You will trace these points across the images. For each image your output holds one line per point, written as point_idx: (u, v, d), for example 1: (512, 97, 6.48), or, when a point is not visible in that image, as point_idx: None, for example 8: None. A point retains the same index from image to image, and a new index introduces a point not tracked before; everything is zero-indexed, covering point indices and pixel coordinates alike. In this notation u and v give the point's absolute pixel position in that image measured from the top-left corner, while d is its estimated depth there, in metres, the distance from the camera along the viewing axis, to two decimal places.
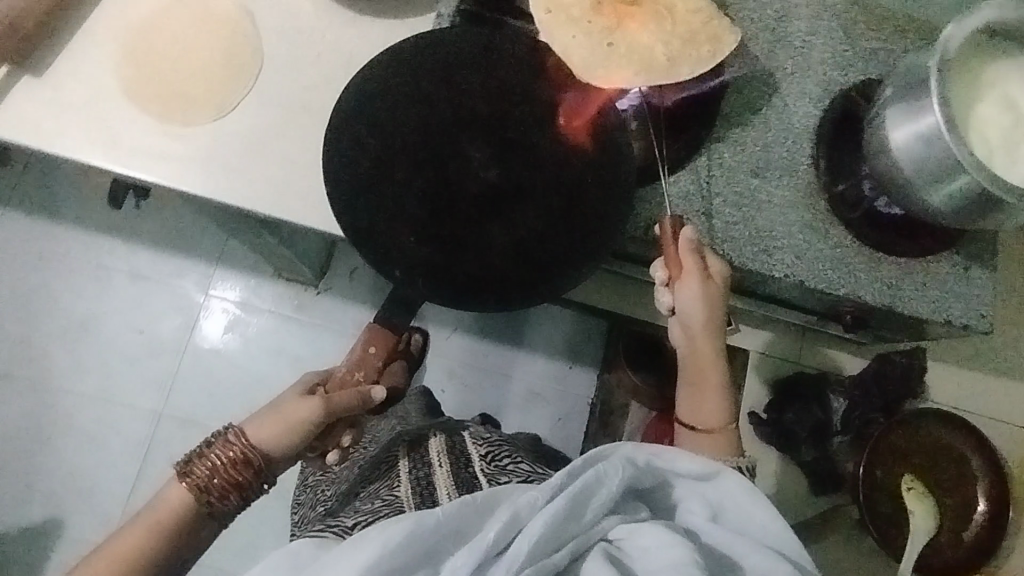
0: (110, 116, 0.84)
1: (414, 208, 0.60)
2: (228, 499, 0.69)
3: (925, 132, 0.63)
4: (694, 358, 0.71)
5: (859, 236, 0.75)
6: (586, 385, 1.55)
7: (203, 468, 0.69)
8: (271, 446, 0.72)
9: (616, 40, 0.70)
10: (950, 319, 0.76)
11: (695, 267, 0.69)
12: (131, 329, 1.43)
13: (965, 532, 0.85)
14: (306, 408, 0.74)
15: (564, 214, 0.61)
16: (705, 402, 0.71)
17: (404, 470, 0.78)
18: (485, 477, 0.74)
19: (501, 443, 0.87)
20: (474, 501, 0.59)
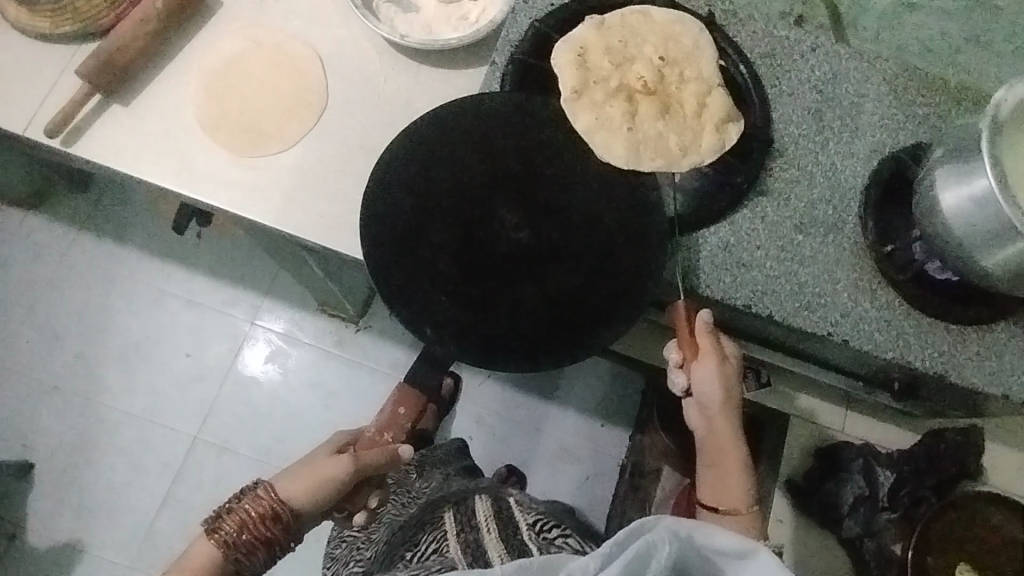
0: (187, 145, 0.90)
1: (446, 266, 0.68)
2: (255, 557, 0.72)
3: (979, 195, 0.62)
4: (712, 439, 0.71)
5: (908, 298, 0.73)
6: (618, 445, 1.51)
7: (231, 521, 0.72)
8: (300, 502, 0.75)
9: (634, 127, 0.74)
10: (1008, 392, 0.72)
11: (711, 347, 0.70)
12: (178, 353, 1.48)
13: None
14: (338, 464, 0.80)
15: (597, 275, 0.68)
16: (729, 483, 0.71)
17: (450, 530, 0.75)
18: (535, 547, 0.71)
19: (545, 514, 0.85)
20: (529, 566, 0.55)
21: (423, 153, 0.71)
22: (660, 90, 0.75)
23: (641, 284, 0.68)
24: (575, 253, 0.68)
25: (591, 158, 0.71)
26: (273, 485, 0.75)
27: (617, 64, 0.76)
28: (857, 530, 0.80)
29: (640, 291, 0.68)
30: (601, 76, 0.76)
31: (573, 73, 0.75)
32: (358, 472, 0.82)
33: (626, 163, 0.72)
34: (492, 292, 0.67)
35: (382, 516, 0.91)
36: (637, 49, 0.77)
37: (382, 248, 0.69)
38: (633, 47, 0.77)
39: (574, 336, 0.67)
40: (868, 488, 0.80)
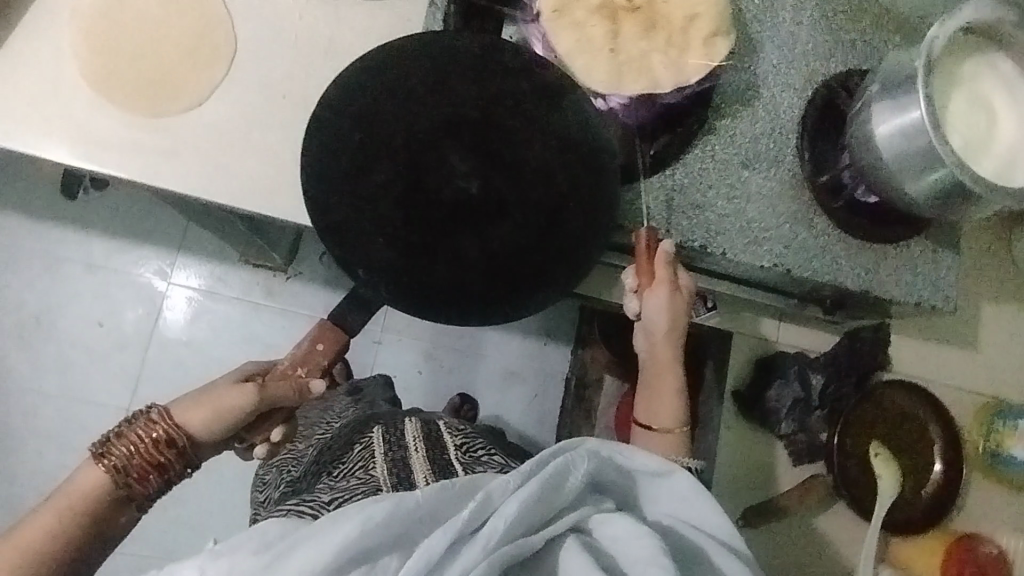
0: (74, 108, 0.78)
1: (406, 232, 0.65)
2: (148, 482, 0.67)
3: (911, 126, 0.67)
4: (654, 360, 0.74)
5: (840, 225, 0.79)
6: (561, 361, 1.58)
7: (121, 446, 0.66)
8: (198, 429, 0.69)
9: (617, 47, 0.71)
10: (919, 300, 0.82)
11: (666, 277, 0.73)
12: (87, 322, 1.36)
13: (923, 489, 0.92)
14: (240, 394, 0.71)
15: (541, 234, 0.67)
16: (660, 404, 0.73)
17: (379, 450, 0.71)
18: (461, 465, 0.70)
19: (476, 437, 0.81)
20: (454, 485, 0.56)
21: (371, 116, 0.66)
22: (645, 6, 0.72)
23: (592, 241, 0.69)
24: (514, 204, 0.65)
25: (551, 113, 0.68)
26: (171, 410, 0.69)
27: None
28: (792, 428, 0.91)
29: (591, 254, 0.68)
30: None
31: None
32: (262, 405, 0.73)
33: (609, 88, 0.70)
34: (431, 244, 0.65)
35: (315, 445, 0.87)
36: None
37: (339, 224, 0.66)
38: None
39: (517, 298, 0.67)
40: (804, 391, 0.90)
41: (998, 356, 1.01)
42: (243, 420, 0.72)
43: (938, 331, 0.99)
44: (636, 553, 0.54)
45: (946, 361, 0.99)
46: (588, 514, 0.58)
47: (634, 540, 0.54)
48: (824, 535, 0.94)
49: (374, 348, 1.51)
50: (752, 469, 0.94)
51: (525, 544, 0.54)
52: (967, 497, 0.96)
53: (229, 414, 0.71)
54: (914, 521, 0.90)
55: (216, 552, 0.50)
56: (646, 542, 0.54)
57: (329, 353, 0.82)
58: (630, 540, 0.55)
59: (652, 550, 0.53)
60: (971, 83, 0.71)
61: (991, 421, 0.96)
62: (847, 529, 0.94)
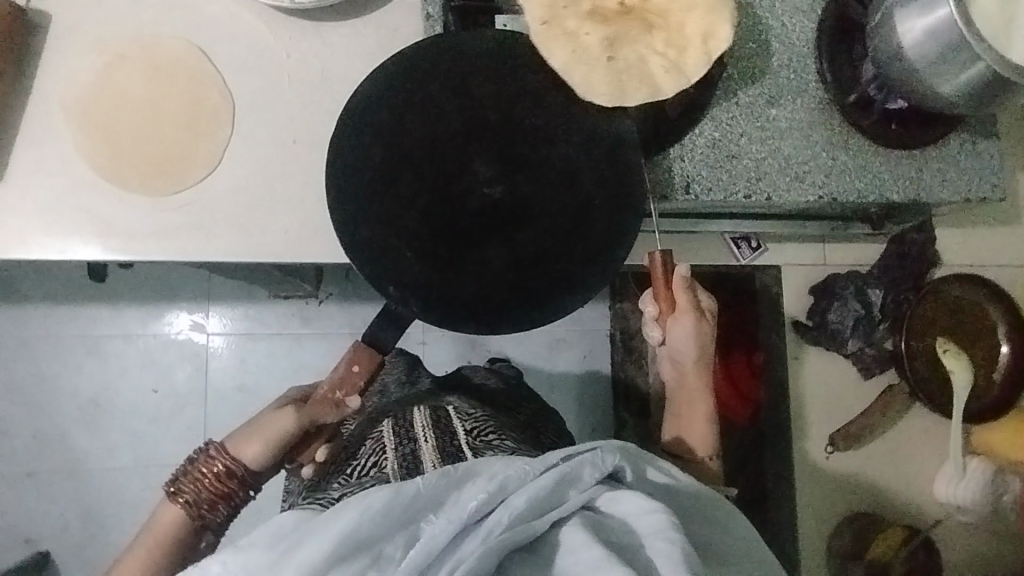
0: (93, 203, 0.77)
1: (449, 252, 0.65)
2: (217, 510, 0.77)
3: (939, 27, 0.65)
4: (683, 390, 0.82)
5: (877, 140, 0.78)
6: (602, 318, 1.58)
7: (190, 481, 0.76)
8: (251, 459, 0.76)
9: (615, 54, 0.65)
10: (969, 195, 0.81)
11: (688, 307, 0.77)
12: (142, 391, 1.37)
13: (995, 373, 0.92)
14: (282, 419, 0.76)
15: (574, 229, 0.67)
16: (693, 428, 0.82)
17: (389, 445, 0.73)
18: (471, 451, 0.71)
19: (486, 415, 0.82)
20: (455, 471, 0.58)
21: (396, 144, 0.66)
22: (638, 5, 0.66)
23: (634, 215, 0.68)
24: (540, 208, 0.67)
25: (571, 103, 0.67)
26: (227, 442, 0.78)
27: None
28: (859, 344, 0.92)
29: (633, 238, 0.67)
30: None
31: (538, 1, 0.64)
32: (302, 426, 0.77)
33: (611, 100, 0.65)
34: (462, 255, 0.66)
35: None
36: None
37: (385, 260, 0.65)
38: None
39: (564, 294, 0.66)
40: (864, 307, 0.91)
41: None
42: (289, 442, 0.77)
43: (981, 215, 0.98)
44: (645, 528, 0.54)
45: (997, 242, 0.98)
46: (597, 494, 0.58)
47: (644, 517, 0.54)
48: (908, 440, 0.95)
49: (419, 349, 1.50)
50: (828, 394, 0.95)
51: (529, 529, 0.54)
52: None
53: (275, 439, 0.76)
54: (992, 406, 0.91)
55: (236, 547, 0.55)
56: (654, 517, 0.54)
57: (365, 373, 0.76)
58: (642, 519, 0.54)
59: (661, 525, 0.53)
60: None
61: None
62: (931, 431, 0.95)
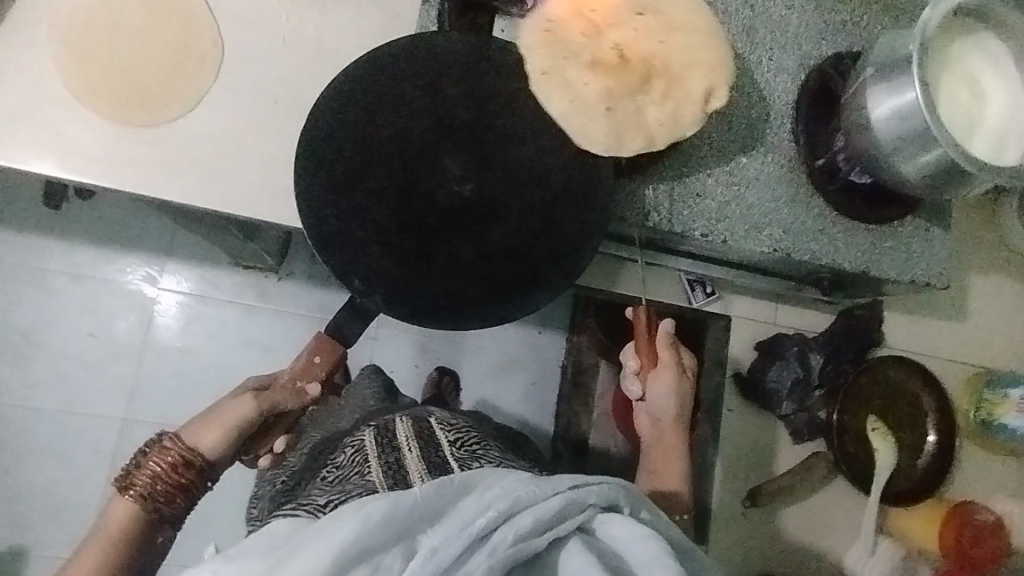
0: (58, 120, 0.76)
1: (400, 234, 0.65)
2: (175, 502, 0.67)
3: (905, 108, 0.67)
4: (658, 444, 0.77)
5: (838, 207, 0.80)
6: (558, 348, 1.50)
7: (142, 473, 0.67)
8: (212, 449, 0.69)
9: (615, 105, 0.63)
10: (915, 278, 0.84)
11: (670, 362, 0.77)
12: (77, 333, 1.30)
13: (919, 460, 0.94)
14: (239, 407, 0.72)
15: (538, 232, 0.67)
16: (664, 482, 0.75)
17: (370, 453, 0.64)
18: (457, 464, 0.63)
19: (469, 428, 0.74)
20: (451, 482, 0.52)
21: (368, 116, 0.66)
22: (640, 55, 0.63)
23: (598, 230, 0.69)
24: (510, 205, 0.66)
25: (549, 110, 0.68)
26: (181, 433, 0.70)
27: (589, 32, 0.63)
28: (792, 408, 0.92)
29: (590, 253, 0.68)
30: (573, 48, 0.63)
31: (542, 52, 0.64)
32: (261, 414, 0.72)
33: (608, 147, 0.64)
34: (427, 246, 0.65)
35: (307, 454, 0.81)
36: (610, 13, 0.64)
37: (340, 226, 0.65)
38: (604, 12, 0.63)
39: (517, 297, 0.66)
40: (803, 371, 0.91)
41: (985, 326, 1.03)
42: (248, 430, 0.72)
43: (929, 304, 1.01)
44: (637, 558, 0.48)
45: (939, 334, 1.01)
46: (594, 516, 0.52)
47: (637, 543, 0.49)
48: (825, 512, 0.96)
49: (369, 345, 1.42)
50: (757, 452, 0.96)
51: (529, 547, 0.48)
52: (960, 466, 0.99)
53: (236, 427, 0.71)
54: (913, 490, 0.93)
55: (228, 557, 0.50)
56: (651, 545, 0.49)
57: (327, 365, 0.75)
58: (637, 544, 0.49)
59: (658, 553, 0.48)
60: (964, 64, 0.73)
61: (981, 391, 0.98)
62: (848, 507, 0.96)
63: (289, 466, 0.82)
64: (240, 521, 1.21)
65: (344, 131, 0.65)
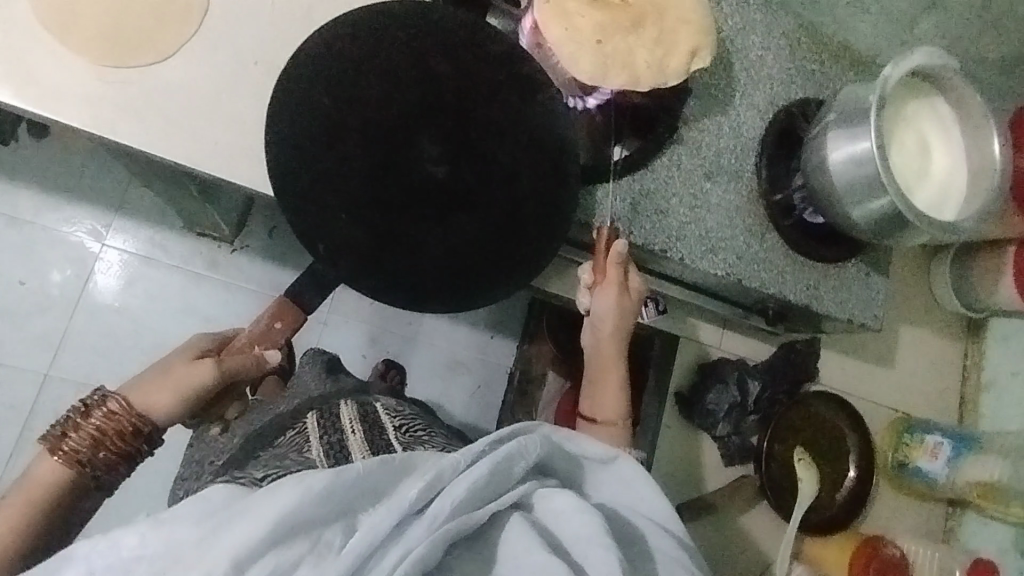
0: (25, 49, 0.72)
1: (368, 206, 0.64)
2: (116, 470, 0.64)
3: (859, 155, 0.72)
4: (599, 357, 0.77)
5: (789, 241, 0.85)
6: (507, 355, 1.49)
7: (79, 435, 0.62)
8: (165, 416, 0.66)
9: (606, 40, 0.70)
10: (852, 317, 0.88)
11: (617, 279, 0.75)
12: (8, 280, 1.23)
13: (837, 493, 0.98)
14: (199, 373, 0.69)
15: (504, 227, 0.67)
16: (604, 395, 0.76)
17: (313, 434, 0.63)
18: (401, 447, 0.63)
19: (415, 417, 0.74)
20: (393, 460, 0.51)
21: (349, 87, 0.65)
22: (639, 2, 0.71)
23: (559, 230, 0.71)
24: (480, 194, 0.66)
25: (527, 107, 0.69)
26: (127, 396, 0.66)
27: None
28: (727, 430, 0.96)
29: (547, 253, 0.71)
30: None
31: None
32: (223, 382, 0.71)
33: (592, 78, 0.70)
34: (393, 224, 0.64)
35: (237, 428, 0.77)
36: None
37: (310, 194, 0.65)
38: None
39: (476, 291, 0.67)
40: (741, 396, 0.95)
41: (909, 374, 1.09)
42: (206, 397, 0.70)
43: (861, 348, 1.07)
44: (579, 532, 0.50)
45: (867, 378, 1.07)
46: (532, 489, 0.53)
47: (577, 516, 0.51)
48: (747, 535, 0.99)
49: (318, 329, 1.39)
50: (689, 471, 0.98)
51: (470, 520, 0.48)
52: (874, 503, 1.04)
53: (193, 394, 0.68)
54: (829, 521, 0.97)
55: (157, 519, 0.46)
56: (587, 519, 0.51)
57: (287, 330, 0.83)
58: (577, 519, 0.51)
59: (596, 528, 0.50)
60: (916, 123, 0.78)
61: (901, 434, 1.04)
62: (768, 532, 1.00)
63: (215, 444, 0.76)
64: (158, 493, 1.15)
65: (325, 99, 0.65)
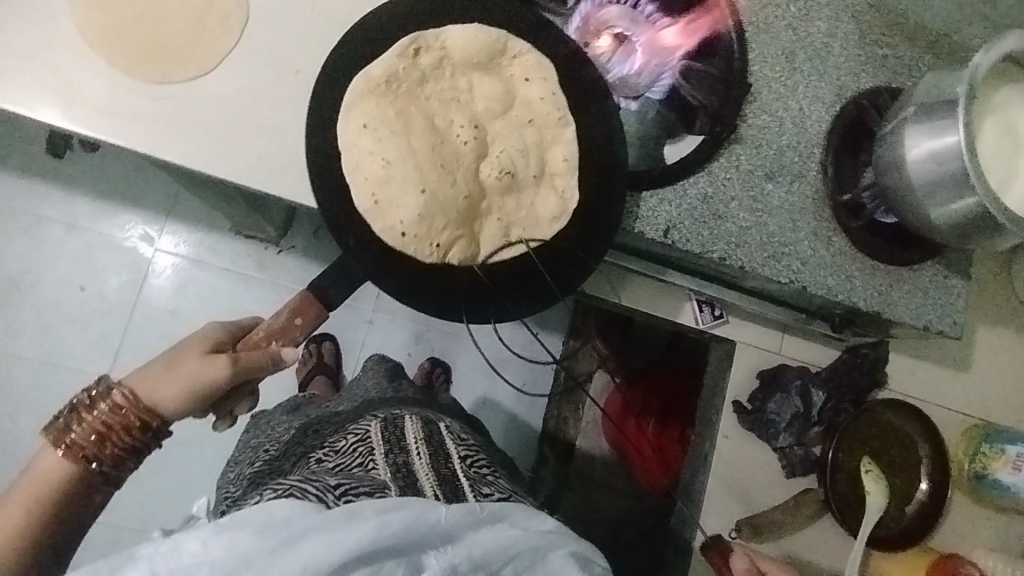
0: (72, 68, 0.73)
1: None
2: (124, 465, 0.57)
3: (943, 150, 0.65)
4: None
5: (858, 244, 0.79)
6: (553, 352, 1.44)
7: (83, 429, 0.56)
8: (173, 411, 0.60)
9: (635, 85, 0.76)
10: (928, 324, 0.82)
11: None
12: (69, 286, 1.27)
13: (908, 507, 0.92)
14: (209, 368, 0.61)
15: None
16: None
17: (378, 449, 0.61)
18: (467, 481, 0.61)
19: (475, 444, 0.73)
20: (479, 510, 0.50)
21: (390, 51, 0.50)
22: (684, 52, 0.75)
23: (605, 236, 0.69)
24: None
25: None
26: (133, 387, 0.59)
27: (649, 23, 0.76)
28: (789, 441, 0.91)
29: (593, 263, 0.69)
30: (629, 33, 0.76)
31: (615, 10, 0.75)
32: (235, 380, 0.63)
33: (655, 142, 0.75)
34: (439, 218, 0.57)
35: (299, 427, 0.79)
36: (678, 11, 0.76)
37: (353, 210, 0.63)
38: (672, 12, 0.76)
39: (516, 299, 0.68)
40: (804, 406, 0.90)
41: (988, 378, 1.02)
42: (215, 396, 0.62)
43: (935, 350, 1.00)
44: None
45: (941, 382, 1.00)
46: None
47: None
48: (810, 549, 0.94)
49: (363, 328, 1.37)
50: (748, 480, 0.93)
51: None
52: (949, 516, 0.97)
53: (203, 392, 0.61)
54: (900, 537, 0.91)
55: (220, 525, 0.43)
56: None
57: (309, 328, 0.70)
58: None
59: None
60: (1006, 111, 0.71)
61: (977, 443, 0.96)
62: (832, 545, 0.94)
63: (279, 437, 0.79)
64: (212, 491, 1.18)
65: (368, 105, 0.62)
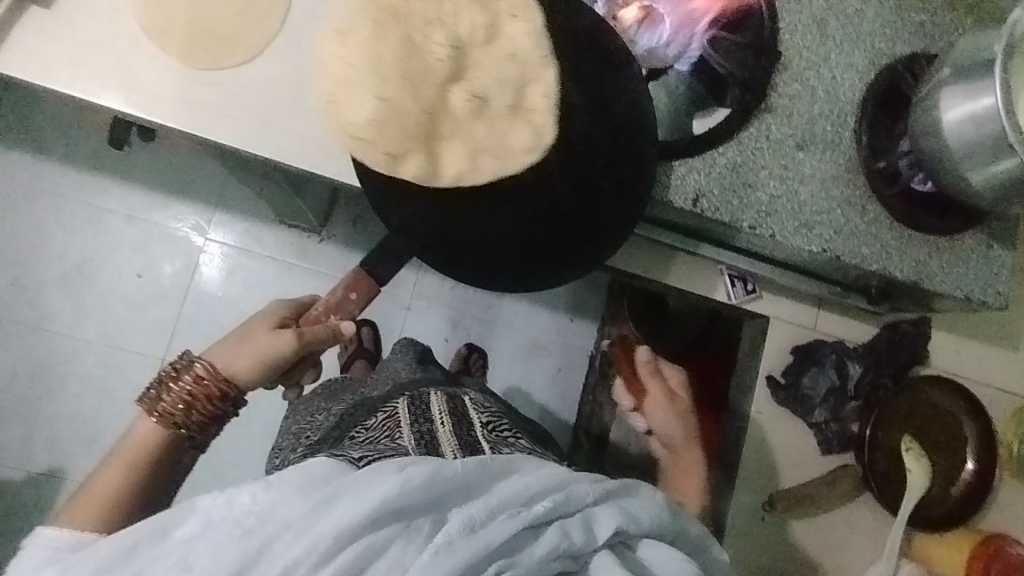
0: (130, 59, 0.78)
1: None
2: (209, 431, 0.62)
3: (980, 112, 0.64)
4: (673, 461, 0.80)
5: (893, 211, 0.77)
6: (588, 337, 1.45)
7: (172, 398, 0.60)
8: (248, 381, 0.64)
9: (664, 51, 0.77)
10: (970, 294, 0.80)
11: (656, 390, 0.82)
12: (127, 274, 1.34)
13: (953, 487, 0.89)
14: (280, 342, 0.66)
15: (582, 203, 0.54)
16: (687, 481, 0.78)
17: (404, 421, 0.64)
18: (488, 446, 0.63)
19: (500, 415, 0.75)
20: (492, 462, 0.51)
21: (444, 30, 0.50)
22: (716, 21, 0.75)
23: (632, 203, 0.69)
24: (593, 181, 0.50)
25: None
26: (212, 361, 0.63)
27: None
28: (825, 416, 0.90)
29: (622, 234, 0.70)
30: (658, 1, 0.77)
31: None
32: (301, 352, 0.68)
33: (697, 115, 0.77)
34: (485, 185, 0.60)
35: (340, 409, 0.81)
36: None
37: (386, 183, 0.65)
38: None
39: (554, 268, 0.67)
40: (840, 379, 0.90)
41: None
42: (284, 367, 0.67)
43: (981, 327, 0.97)
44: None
45: (988, 360, 0.97)
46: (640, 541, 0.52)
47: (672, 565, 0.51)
48: (850, 527, 0.93)
49: (402, 314, 1.41)
50: (784, 457, 0.93)
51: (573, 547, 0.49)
52: (999, 497, 0.94)
53: (272, 363, 0.66)
54: (948, 515, 0.89)
55: (268, 481, 0.46)
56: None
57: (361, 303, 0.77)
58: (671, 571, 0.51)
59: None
60: None
61: None
62: (873, 524, 0.93)
63: (318, 423, 0.80)
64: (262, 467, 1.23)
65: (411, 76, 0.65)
